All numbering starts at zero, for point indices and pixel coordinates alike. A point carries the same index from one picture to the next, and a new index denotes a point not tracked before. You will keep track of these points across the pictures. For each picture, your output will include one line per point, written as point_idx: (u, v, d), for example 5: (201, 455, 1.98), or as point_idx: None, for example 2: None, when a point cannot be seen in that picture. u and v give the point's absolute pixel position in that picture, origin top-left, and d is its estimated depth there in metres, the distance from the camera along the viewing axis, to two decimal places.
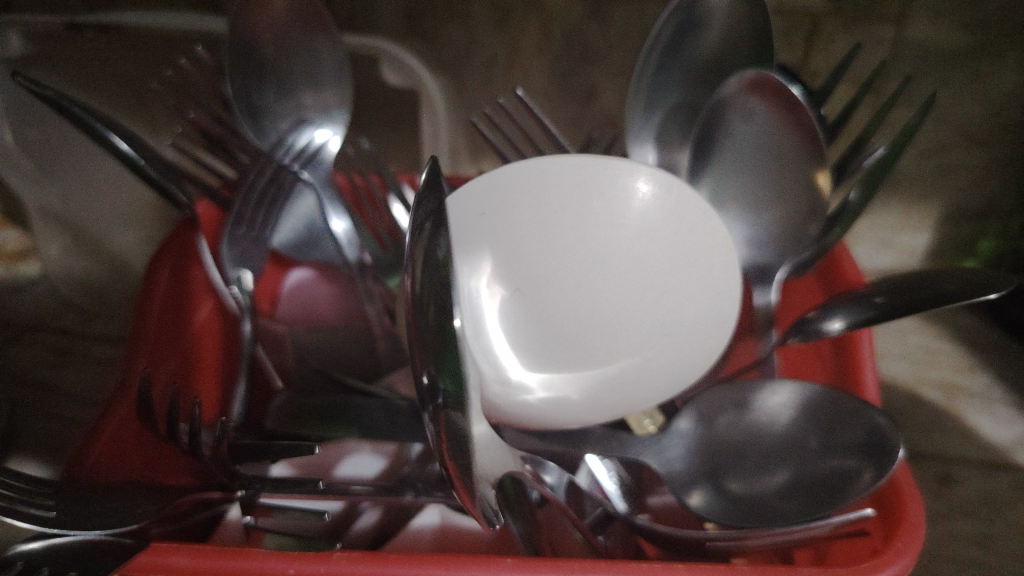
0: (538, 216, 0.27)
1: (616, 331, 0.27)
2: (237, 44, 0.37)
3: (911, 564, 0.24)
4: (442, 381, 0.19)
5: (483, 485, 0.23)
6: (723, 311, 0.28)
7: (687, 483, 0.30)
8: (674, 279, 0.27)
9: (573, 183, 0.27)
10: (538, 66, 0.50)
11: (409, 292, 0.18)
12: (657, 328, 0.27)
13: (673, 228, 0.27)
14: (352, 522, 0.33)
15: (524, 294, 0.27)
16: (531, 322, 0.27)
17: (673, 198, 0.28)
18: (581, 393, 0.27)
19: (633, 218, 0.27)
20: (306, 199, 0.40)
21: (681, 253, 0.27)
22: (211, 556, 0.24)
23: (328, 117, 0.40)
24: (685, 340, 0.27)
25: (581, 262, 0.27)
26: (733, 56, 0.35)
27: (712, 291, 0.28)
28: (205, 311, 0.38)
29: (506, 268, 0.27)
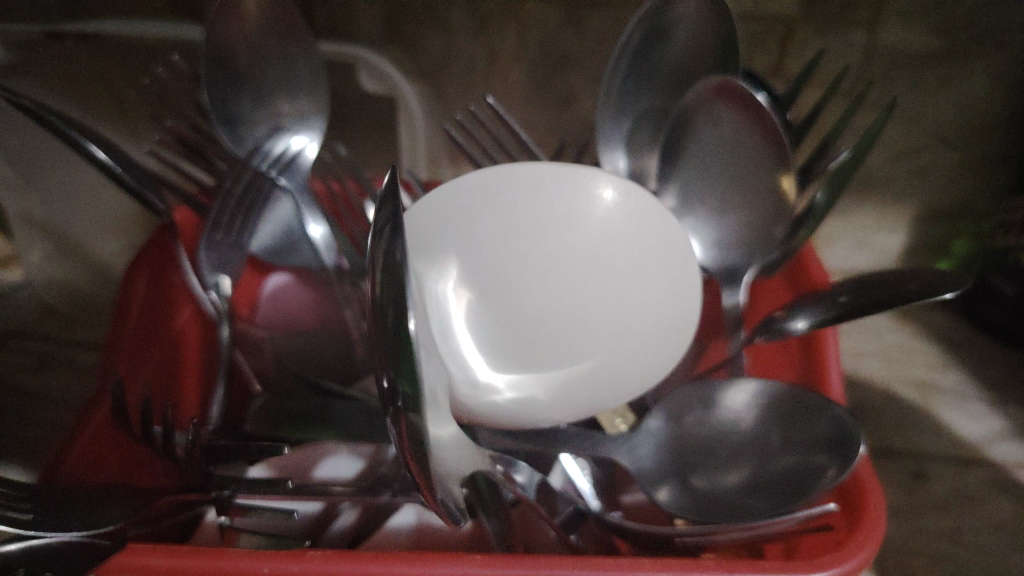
0: (501, 219, 0.28)
1: (583, 330, 0.27)
2: (213, 51, 0.38)
3: (870, 557, 0.24)
4: (401, 385, 0.19)
5: (449, 485, 0.23)
6: (686, 310, 0.28)
7: (656, 478, 0.31)
8: (638, 278, 0.28)
9: (535, 188, 0.28)
10: (516, 72, 0.50)
11: (370, 296, 0.19)
12: (622, 326, 0.27)
13: (633, 229, 0.28)
14: (330, 522, 0.34)
15: (490, 295, 0.27)
16: (496, 323, 0.27)
17: (632, 203, 0.29)
18: (548, 392, 0.27)
19: (595, 220, 0.28)
20: (284, 206, 0.40)
21: (642, 253, 0.28)
22: (186, 557, 0.24)
23: (305, 125, 0.41)
24: (648, 340, 0.27)
25: (545, 262, 0.27)
26: (699, 63, 0.36)
27: (672, 291, 0.28)
28: (184, 316, 0.38)
29: (472, 268, 0.27)
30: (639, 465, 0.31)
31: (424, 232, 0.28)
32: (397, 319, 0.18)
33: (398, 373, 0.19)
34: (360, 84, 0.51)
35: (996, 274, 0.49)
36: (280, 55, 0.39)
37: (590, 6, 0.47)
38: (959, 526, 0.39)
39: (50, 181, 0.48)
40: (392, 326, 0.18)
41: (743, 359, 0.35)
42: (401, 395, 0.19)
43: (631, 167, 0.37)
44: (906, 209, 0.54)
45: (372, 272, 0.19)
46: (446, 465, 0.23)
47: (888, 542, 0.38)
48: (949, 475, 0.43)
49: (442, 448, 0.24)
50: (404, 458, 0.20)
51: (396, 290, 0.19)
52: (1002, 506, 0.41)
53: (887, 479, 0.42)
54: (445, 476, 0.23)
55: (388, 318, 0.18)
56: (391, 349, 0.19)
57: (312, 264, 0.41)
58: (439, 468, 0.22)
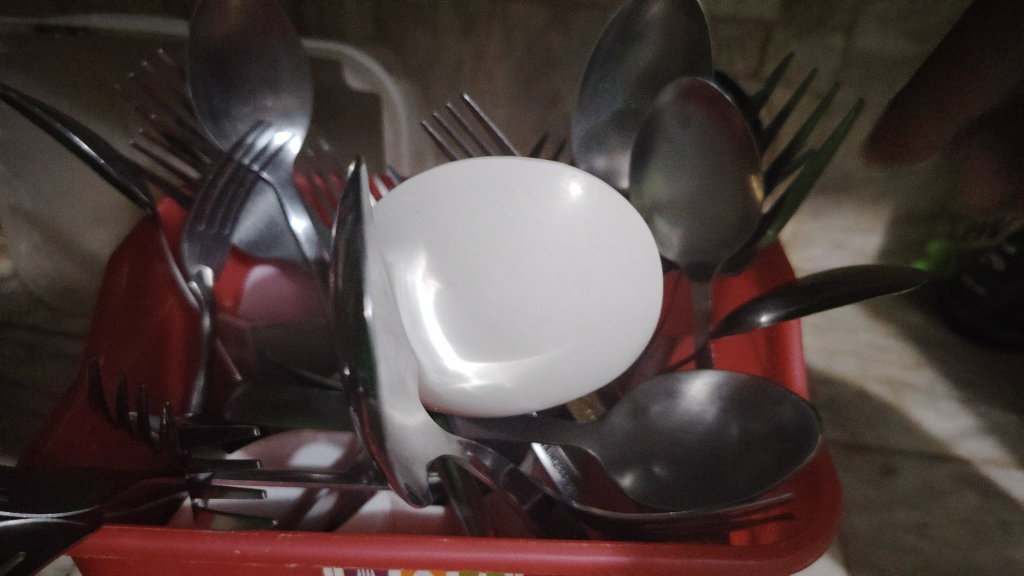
0: (470, 209, 0.28)
1: (546, 319, 0.27)
2: (199, 47, 0.39)
3: (827, 543, 0.26)
4: (361, 373, 0.19)
5: (416, 469, 0.24)
6: (646, 302, 0.29)
7: (621, 463, 0.32)
8: (601, 270, 0.28)
9: (504, 181, 0.29)
10: (501, 72, 0.51)
11: (333, 284, 0.19)
12: (585, 317, 0.28)
13: (596, 222, 0.29)
14: (308, 507, 0.35)
15: (458, 284, 0.27)
16: (463, 313, 0.27)
17: (596, 198, 0.30)
18: (514, 379, 0.28)
19: (561, 212, 0.29)
20: (266, 198, 0.41)
21: (605, 245, 0.29)
22: (162, 537, 0.25)
23: (288, 121, 0.42)
24: (610, 331, 0.28)
25: (511, 249, 0.28)
26: (670, 65, 0.37)
27: (633, 285, 0.29)
28: (168, 307, 0.39)
29: (441, 258, 0.28)
30: (608, 452, 0.33)
31: (395, 223, 0.29)
32: (356, 309, 0.19)
33: (358, 361, 0.19)
34: (345, 82, 0.52)
35: (970, 275, 0.51)
36: (264, 52, 0.40)
37: (574, 7, 0.48)
38: (927, 520, 0.40)
39: (36, 171, 0.48)
40: (351, 315, 0.19)
41: (711, 352, 0.36)
42: (362, 381, 0.19)
43: (605, 166, 0.38)
44: (886, 210, 0.55)
45: (335, 262, 0.20)
46: (411, 450, 0.24)
47: (856, 534, 0.39)
48: (918, 470, 0.43)
49: (411, 434, 0.25)
50: (367, 443, 0.21)
51: (354, 282, 0.19)
52: (967, 500, 0.41)
53: (858, 473, 0.43)
54: (410, 460, 0.24)
55: (347, 308, 0.19)
56: (349, 338, 0.19)
57: (294, 256, 0.42)
58: (405, 452, 0.23)
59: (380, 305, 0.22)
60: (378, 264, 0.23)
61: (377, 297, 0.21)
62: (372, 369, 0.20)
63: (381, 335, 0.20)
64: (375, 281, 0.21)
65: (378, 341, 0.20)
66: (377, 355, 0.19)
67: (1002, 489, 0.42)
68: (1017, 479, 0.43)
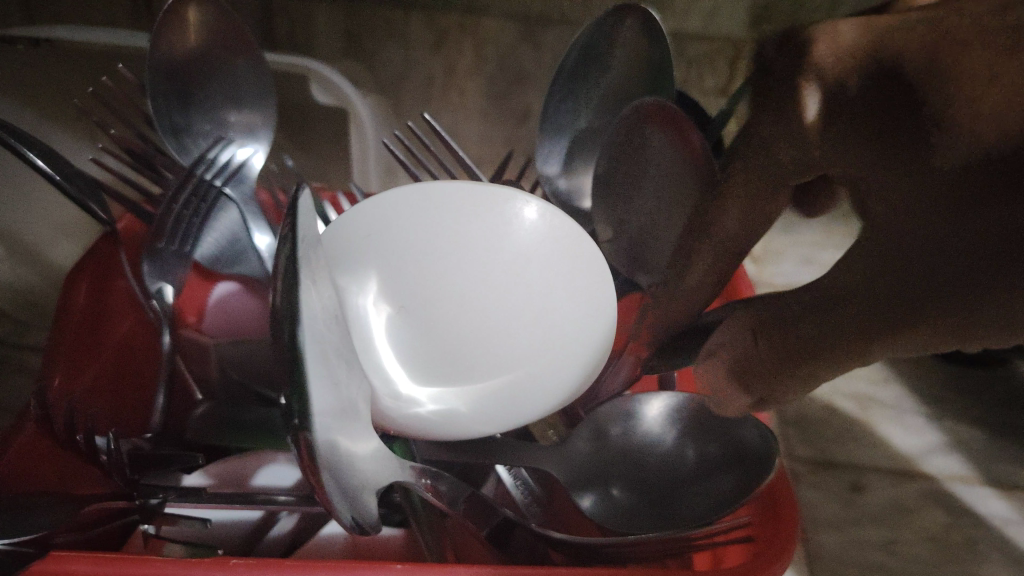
0: (424, 237, 0.30)
1: (497, 345, 0.28)
2: (158, 62, 0.38)
3: (790, 564, 0.26)
4: (295, 403, 0.19)
5: (366, 497, 0.24)
6: (601, 324, 0.29)
7: (581, 484, 0.32)
8: (552, 297, 0.29)
9: (457, 206, 0.30)
10: (474, 86, 0.52)
11: (271, 309, 0.19)
12: (538, 341, 0.28)
13: (546, 247, 0.30)
14: (267, 530, 0.34)
15: (410, 310, 0.28)
16: (416, 337, 0.28)
17: (551, 224, 0.30)
18: (469, 404, 0.27)
19: (514, 239, 0.30)
20: (228, 213, 0.41)
21: (557, 272, 0.29)
22: (110, 563, 0.25)
23: (251, 136, 0.42)
24: (565, 355, 0.28)
25: (462, 279, 0.29)
26: (633, 84, 0.38)
27: (588, 308, 0.29)
28: (126, 325, 0.39)
29: (393, 285, 0.28)
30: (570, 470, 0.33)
31: (345, 249, 0.29)
32: (292, 332, 0.19)
33: (295, 390, 0.19)
34: (312, 96, 0.51)
35: None
36: (226, 65, 0.40)
37: (546, 24, 0.48)
38: None
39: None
40: (287, 340, 0.19)
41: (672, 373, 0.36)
42: (300, 410, 0.19)
43: (567, 184, 0.40)
44: None
45: (274, 285, 0.19)
46: (360, 477, 0.24)
47: (823, 555, 0.37)
48: (886, 485, 0.40)
49: (361, 461, 0.24)
50: (308, 473, 0.20)
51: (292, 305, 0.19)
52: (934, 516, 0.39)
53: (824, 492, 0.40)
54: (358, 487, 0.24)
55: (284, 330, 0.19)
56: (285, 361, 0.19)
57: (255, 271, 0.41)
58: (353, 481, 0.23)
59: (322, 337, 0.22)
60: (323, 295, 0.23)
61: (315, 328, 0.21)
62: (308, 400, 0.19)
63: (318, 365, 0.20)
64: (313, 310, 0.21)
65: (312, 372, 0.19)
66: (310, 384, 0.19)
67: (969, 505, 0.39)
68: (984, 496, 0.40)
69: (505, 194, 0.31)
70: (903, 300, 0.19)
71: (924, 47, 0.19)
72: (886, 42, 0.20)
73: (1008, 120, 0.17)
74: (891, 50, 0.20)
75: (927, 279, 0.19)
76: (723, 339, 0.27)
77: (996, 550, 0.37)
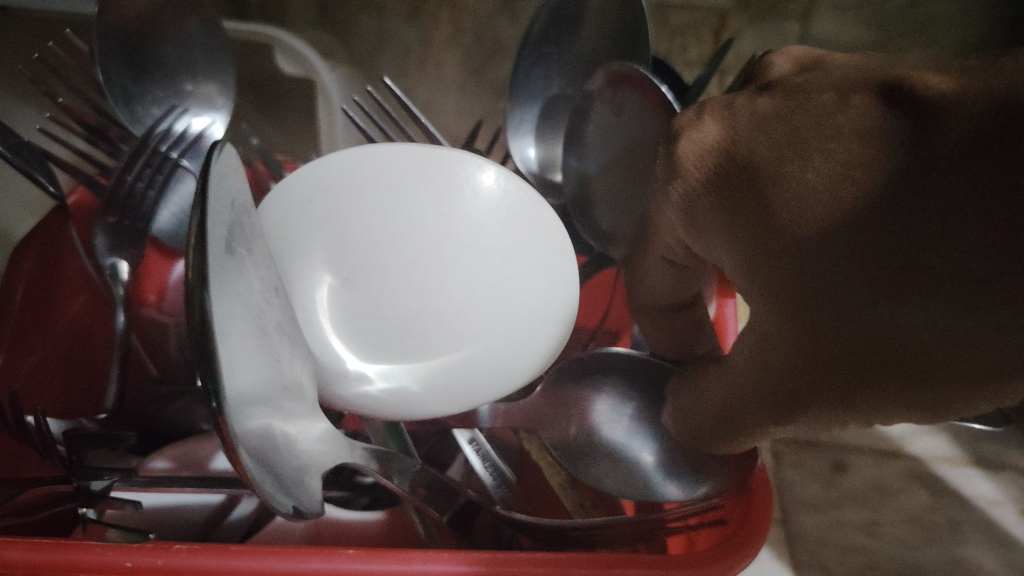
0: (370, 204, 0.28)
1: (448, 320, 0.27)
2: (106, 28, 0.37)
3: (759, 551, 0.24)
4: (211, 386, 0.18)
5: (308, 480, 0.24)
6: (552, 302, 0.29)
7: (572, 460, 0.33)
8: (506, 268, 0.28)
9: (407, 172, 0.29)
10: (450, 58, 0.50)
11: (182, 278, 0.17)
12: (493, 316, 0.28)
13: (503, 216, 0.29)
14: (228, 512, 0.32)
15: (354, 282, 0.27)
16: (359, 308, 0.27)
17: (508, 190, 0.30)
18: (419, 383, 0.27)
19: (467, 205, 0.29)
20: (186, 184, 0.39)
21: (511, 243, 0.29)
22: (44, 550, 0.23)
23: (209, 107, 0.40)
24: (520, 328, 0.28)
25: (409, 250, 0.28)
26: (602, 52, 0.37)
27: (546, 278, 0.29)
28: (75, 307, 0.37)
29: (334, 255, 0.27)
30: (534, 429, 0.34)
31: (292, 213, 0.28)
32: (204, 306, 0.17)
33: (207, 371, 0.18)
34: (278, 66, 0.49)
35: None
36: (178, 31, 0.38)
37: None
38: None
39: None
40: (198, 314, 0.17)
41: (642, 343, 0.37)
42: (214, 394, 0.18)
43: (537, 155, 0.39)
44: None
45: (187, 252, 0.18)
46: (301, 460, 0.23)
47: (803, 535, 0.35)
48: (866, 463, 0.39)
49: (300, 444, 0.24)
50: (231, 460, 0.19)
51: (205, 275, 0.18)
52: (916, 497, 0.37)
53: (805, 472, 0.39)
54: (297, 470, 0.23)
55: (195, 303, 0.17)
56: (196, 337, 0.18)
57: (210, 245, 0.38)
58: (291, 464, 0.23)
59: (254, 313, 0.21)
60: (257, 268, 0.22)
61: (243, 303, 0.20)
62: (224, 381, 0.18)
63: (239, 346, 0.19)
64: (240, 284, 0.20)
65: (226, 353, 0.18)
66: (225, 363, 0.18)
67: (952, 485, 0.38)
68: (969, 477, 0.38)
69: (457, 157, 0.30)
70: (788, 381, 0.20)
71: (771, 151, 0.18)
72: (743, 146, 0.19)
73: (858, 214, 0.17)
74: (741, 147, 0.19)
75: (818, 365, 0.19)
76: (677, 418, 0.29)
77: (978, 530, 0.36)
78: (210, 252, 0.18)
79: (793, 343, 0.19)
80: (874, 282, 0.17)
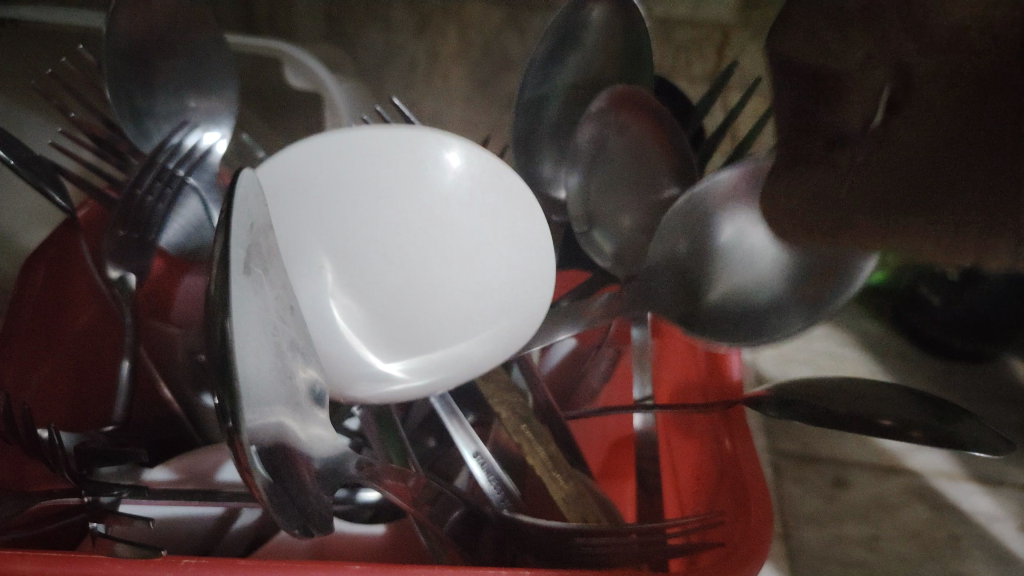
0: (352, 208, 0.30)
1: (438, 300, 0.30)
2: (116, 43, 0.37)
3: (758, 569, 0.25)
4: (228, 405, 0.18)
5: (318, 498, 0.24)
6: (540, 267, 0.32)
7: (713, 274, 0.36)
8: (487, 236, 0.31)
9: (370, 166, 0.30)
10: (457, 72, 0.50)
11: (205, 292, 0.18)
12: (480, 287, 0.31)
13: (471, 193, 0.31)
14: (232, 522, 0.33)
15: (359, 283, 0.30)
16: (368, 308, 0.30)
17: (474, 167, 0.31)
18: (443, 356, 0.30)
19: (441, 184, 0.31)
20: (192, 202, 0.39)
21: (489, 214, 0.31)
22: (55, 563, 0.23)
23: (215, 121, 0.41)
24: (503, 299, 0.31)
25: (404, 241, 0.30)
26: (603, 73, 0.39)
27: (523, 246, 0.32)
28: (86, 317, 0.38)
29: (338, 264, 0.29)
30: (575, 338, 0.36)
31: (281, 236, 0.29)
32: (226, 325, 0.18)
33: (224, 386, 0.18)
34: (286, 80, 0.49)
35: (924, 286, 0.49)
36: (187, 48, 0.39)
37: None
38: None
39: None
40: (220, 330, 0.18)
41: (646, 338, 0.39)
42: (230, 411, 0.18)
43: (541, 174, 0.40)
44: None
45: (210, 266, 0.19)
46: (311, 478, 0.24)
47: (804, 550, 0.36)
48: (868, 480, 0.39)
49: (311, 460, 0.24)
50: (244, 476, 0.20)
51: (226, 291, 0.18)
52: (916, 512, 0.38)
53: (807, 487, 0.39)
54: (307, 488, 0.23)
55: (216, 319, 0.18)
56: (217, 353, 0.18)
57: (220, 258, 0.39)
58: (302, 483, 0.23)
59: (271, 330, 0.21)
60: (274, 286, 0.22)
61: (260, 321, 0.21)
62: (242, 398, 0.19)
63: (255, 363, 0.20)
64: (257, 304, 0.21)
65: (245, 371, 0.19)
66: (243, 381, 0.19)
67: (953, 501, 0.38)
68: (969, 493, 0.38)
69: (413, 137, 0.31)
70: (940, 199, 0.26)
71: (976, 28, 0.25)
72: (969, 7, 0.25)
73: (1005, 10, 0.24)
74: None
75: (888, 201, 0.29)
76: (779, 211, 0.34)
77: (976, 545, 0.36)
78: (232, 273, 0.19)
79: (867, 176, 0.29)
80: (954, 137, 0.27)
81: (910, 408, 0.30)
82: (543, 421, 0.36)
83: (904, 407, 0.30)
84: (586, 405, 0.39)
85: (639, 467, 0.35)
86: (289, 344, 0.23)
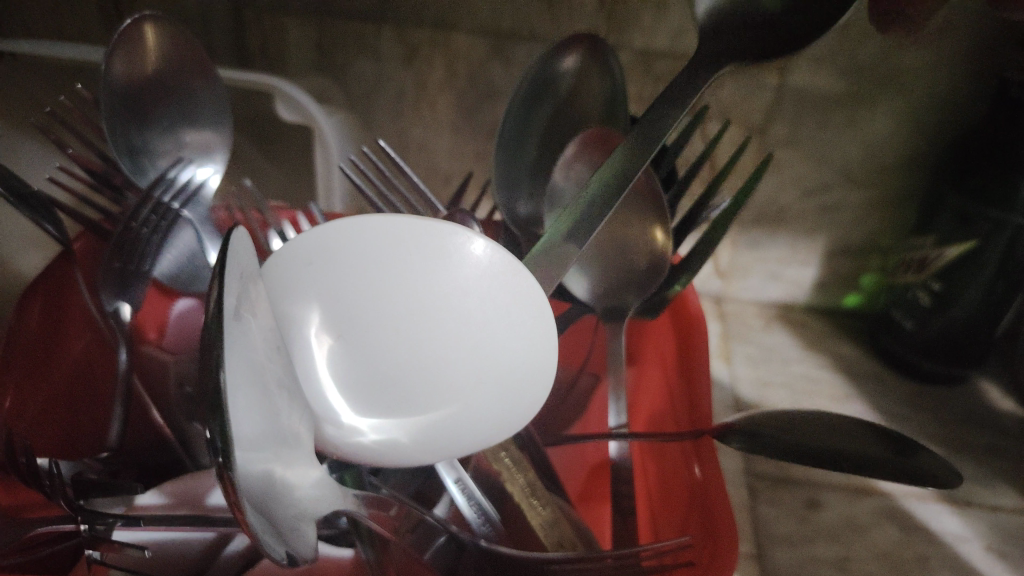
0: (356, 271, 0.29)
1: (423, 378, 0.30)
2: (114, 85, 0.38)
3: None
4: (219, 440, 0.19)
5: (303, 527, 0.25)
6: (538, 361, 0.30)
7: None
8: (489, 335, 0.29)
9: (389, 237, 0.29)
10: (445, 102, 0.51)
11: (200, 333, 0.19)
12: (470, 378, 0.30)
13: (487, 288, 0.29)
14: (224, 546, 0.34)
15: (347, 339, 0.30)
16: (352, 364, 0.30)
17: (491, 262, 0.29)
18: (410, 435, 0.30)
19: (453, 275, 0.29)
20: (185, 233, 0.41)
21: (493, 310, 0.29)
22: None
23: (208, 156, 0.43)
24: (493, 392, 0.30)
25: (398, 317, 0.30)
26: (582, 111, 0.40)
27: (526, 344, 0.29)
28: (80, 344, 0.39)
29: (328, 320, 0.30)
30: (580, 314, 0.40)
31: (287, 278, 0.30)
32: (219, 364, 0.19)
33: (216, 420, 0.20)
34: (277, 112, 0.50)
35: (897, 309, 0.53)
36: (181, 86, 0.41)
37: (514, 40, 0.48)
38: None
39: None
40: (213, 369, 0.19)
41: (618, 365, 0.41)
42: (220, 447, 0.19)
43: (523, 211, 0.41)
44: (819, 243, 0.57)
45: (206, 305, 0.20)
46: (296, 508, 0.25)
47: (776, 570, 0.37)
48: (839, 502, 0.41)
49: (295, 492, 0.25)
50: (233, 511, 0.21)
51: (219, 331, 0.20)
52: (886, 533, 0.39)
53: (780, 508, 0.40)
54: (292, 518, 0.25)
55: (209, 357, 0.19)
56: (208, 390, 0.19)
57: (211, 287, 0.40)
58: (287, 514, 0.24)
59: (257, 370, 0.23)
60: (260, 328, 0.24)
61: (248, 361, 0.22)
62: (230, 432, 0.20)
63: (242, 401, 0.21)
64: (244, 346, 0.22)
65: (232, 408, 0.20)
66: (231, 418, 0.20)
67: (922, 522, 0.40)
68: (937, 513, 0.41)
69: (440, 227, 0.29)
70: None
71: None
72: None
73: None
74: None
75: None
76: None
77: (944, 565, 0.38)
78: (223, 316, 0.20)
79: None
80: None
81: (870, 438, 0.32)
82: (522, 448, 0.37)
83: (861, 439, 0.32)
84: (563, 434, 0.40)
85: (616, 491, 0.36)
86: (276, 380, 0.24)
